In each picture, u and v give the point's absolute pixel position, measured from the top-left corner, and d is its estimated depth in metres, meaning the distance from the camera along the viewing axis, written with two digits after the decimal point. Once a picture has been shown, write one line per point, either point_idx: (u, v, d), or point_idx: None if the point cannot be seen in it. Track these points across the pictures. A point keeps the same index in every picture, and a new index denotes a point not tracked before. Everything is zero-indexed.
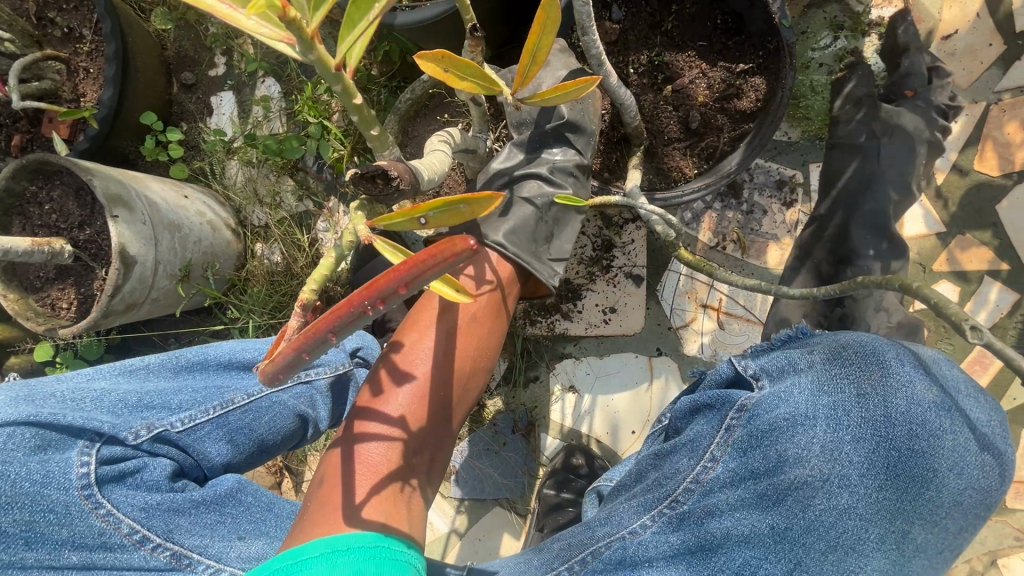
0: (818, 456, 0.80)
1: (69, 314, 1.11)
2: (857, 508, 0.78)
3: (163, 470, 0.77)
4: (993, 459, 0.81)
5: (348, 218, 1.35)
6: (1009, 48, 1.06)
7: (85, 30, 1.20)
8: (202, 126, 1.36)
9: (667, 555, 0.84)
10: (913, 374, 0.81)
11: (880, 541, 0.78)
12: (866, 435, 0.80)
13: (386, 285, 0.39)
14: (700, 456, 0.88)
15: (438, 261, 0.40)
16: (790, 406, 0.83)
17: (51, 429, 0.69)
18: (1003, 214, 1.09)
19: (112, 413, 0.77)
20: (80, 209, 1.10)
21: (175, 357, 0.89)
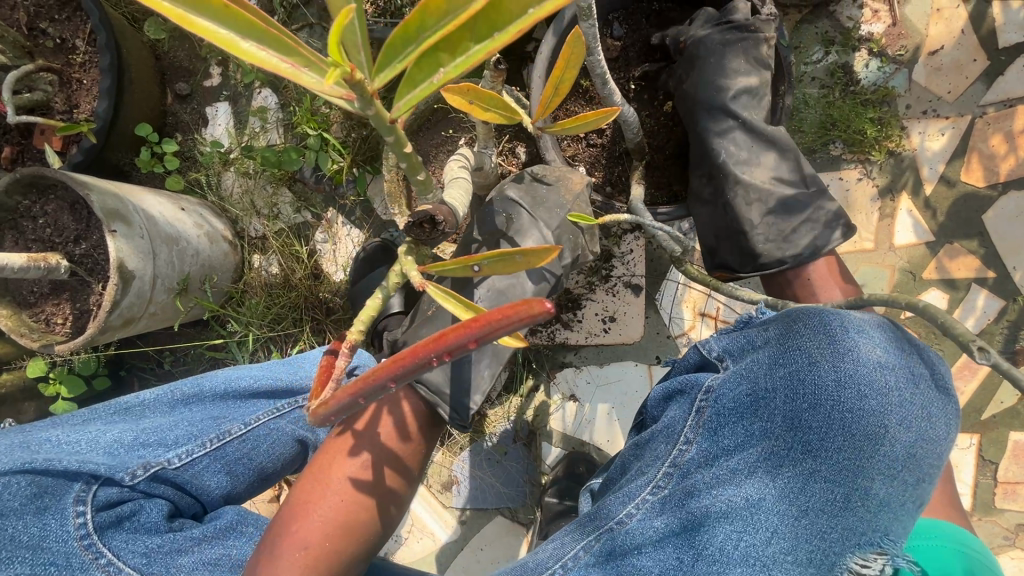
0: (777, 425, 0.76)
1: (64, 330, 1.09)
2: (821, 472, 0.73)
3: (161, 511, 0.76)
4: (948, 406, 0.76)
5: (348, 229, 1.36)
6: (993, 63, 1.10)
7: (78, 41, 1.18)
8: (198, 137, 1.35)
9: (654, 541, 0.78)
10: (860, 334, 0.77)
11: (848, 503, 0.71)
12: (822, 400, 0.74)
13: (454, 339, 0.36)
14: (675, 440, 0.82)
15: (512, 320, 0.35)
16: (750, 381, 0.79)
17: (45, 476, 0.67)
18: (988, 224, 1.12)
19: (108, 455, 0.74)
20: (76, 223, 1.09)
21: (168, 390, 0.85)
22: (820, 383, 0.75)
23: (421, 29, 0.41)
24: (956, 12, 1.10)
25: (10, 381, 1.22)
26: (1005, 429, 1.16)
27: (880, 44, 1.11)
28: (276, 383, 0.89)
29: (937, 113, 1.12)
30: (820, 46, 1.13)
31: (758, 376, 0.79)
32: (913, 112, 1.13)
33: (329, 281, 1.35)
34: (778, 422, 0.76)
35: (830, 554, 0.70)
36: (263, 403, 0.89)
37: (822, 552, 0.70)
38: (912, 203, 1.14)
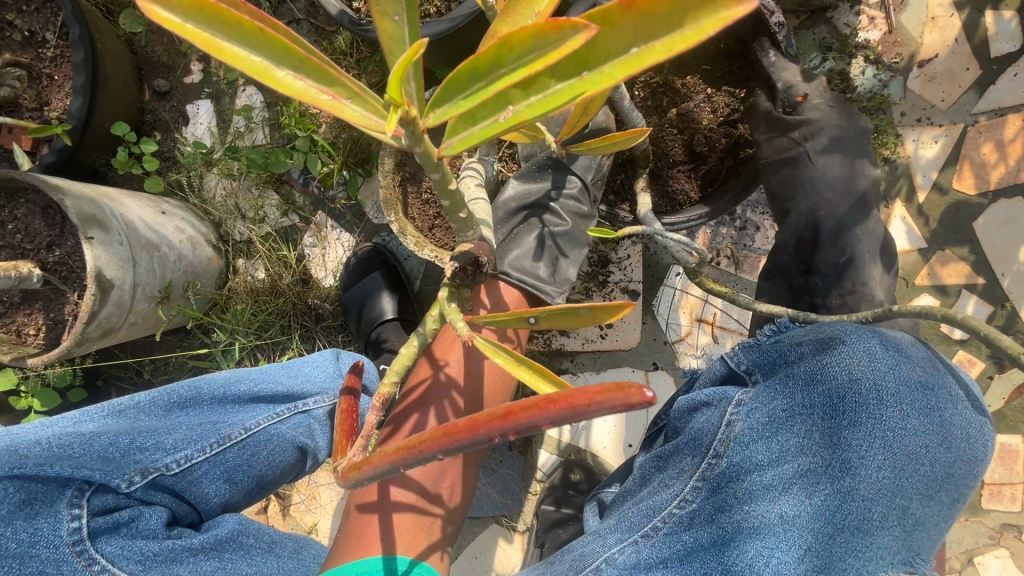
0: (816, 441, 0.76)
1: (37, 341, 1.03)
2: (860, 490, 0.72)
3: (160, 518, 0.70)
4: (975, 431, 0.79)
5: (337, 233, 1.32)
6: (985, 72, 1.11)
7: (49, 34, 1.11)
8: (178, 136, 1.29)
9: (680, 555, 0.77)
10: (898, 354, 0.78)
11: (884, 519, 0.72)
12: (861, 418, 0.75)
13: (523, 423, 0.26)
14: (703, 452, 0.82)
15: (595, 411, 0.26)
16: (788, 397, 0.80)
17: (35, 482, 0.61)
18: (978, 231, 1.14)
19: (102, 458, 0.67)
20: (49, 228, 1.03)
21: (164, 392, 0.80)
22: (860, 401, 0.75)
23: (495, 61, 0.29)
24: (949, 21, 1.11)
25: None
26: None
27: (877, 51, 1.12)
28: (276, 389, 0.87)
29: (931, 121, 1.13)
30: (817, 52, 1.12)
31: (795, 392, 0.79)
32: (907, 120, 1.13)
33: (318, 287, 1.30)
34: (815, 439, 0.76)
35: (864, 573, 0.70)
36: (263, 408, 0.85)
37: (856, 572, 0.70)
38: (906, 211, 1.15)
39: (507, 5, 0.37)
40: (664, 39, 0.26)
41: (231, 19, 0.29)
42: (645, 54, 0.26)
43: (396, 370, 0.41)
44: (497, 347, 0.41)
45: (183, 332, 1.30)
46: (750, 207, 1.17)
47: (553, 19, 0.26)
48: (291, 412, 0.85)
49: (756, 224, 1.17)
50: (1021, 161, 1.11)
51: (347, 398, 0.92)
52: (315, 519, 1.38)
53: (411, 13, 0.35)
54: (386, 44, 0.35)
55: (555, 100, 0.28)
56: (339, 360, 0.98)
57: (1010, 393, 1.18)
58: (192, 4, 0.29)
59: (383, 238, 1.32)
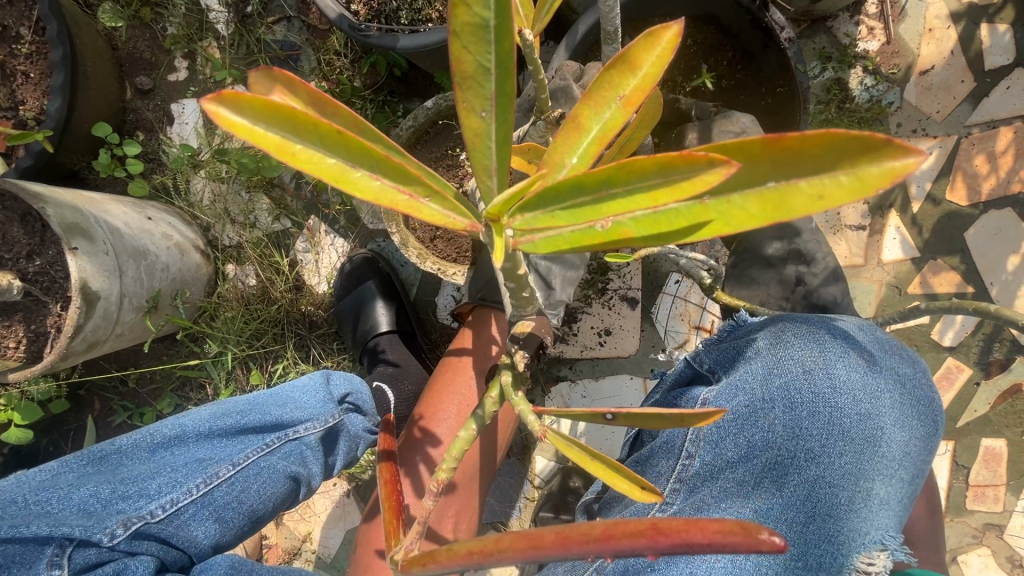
0: (779, 434, 0.75)
1: (17, 355, 0.98)
2: (825, 479, 0.73)
3: (147, 567, 0.65)
4: (928, 407, 0.80)
5: (331, 238, 1.29)
6: (979, 85, 1.13)
7: (22, 29, 1.05)
8: (163, 137, 1.24)
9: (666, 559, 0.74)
10: (846, 344, 0.79)
11: (850, 503, 0.73)
12: (819, 408, 0.75)
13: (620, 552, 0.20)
14: (677, 455, 0.79)
15: (718, 554, 0.19)
16: (747, 392, 0.78)
17: (10, 543, 0.58)
18: (969, 241, 1.16)
19: (82, 512, 0.65)
20: (28, 236, 0.98)
21: (146, 433, 0.76)
22: (816, 391, 0.76)
23: (606, 181, 0.26)
24: (946, 33, 1.13)
25: None
26: (977, 436, 1.22)
27: (875, 62, 1.12)
28: (264, 419, 0.83)
29: (926, 132, 1.14)
30: (817, 61, 1.13)
31: (754, 387, 0.78)
32: (903, 130, 1.15)
33: (311, 293, 1.27)
34: (780, 431, 0.75)
35: (836, 555, 0.71)
36: (252, 439, 0.82)
37: (829, 555, 0.71)
38: (900, 221, 1.17)
39: (591, 85, 0.32)
40: (814, 179, 0.22)
41: (302, 118, 0.27)
42: (787, 193, 0.23)
43: (456, 454, 0.33)
44: (568, 442, 0.36)
45: (171, 340, 1.26)
46: None
47: (683, 152, 0.23)
48: (280, 441, 0.83)
49: None
50: (1012, 173, 1.14)
51: (339, 422, 0.90)
52: (310, 528, 1.36)
53: (501, 110, 0.30)
54: (472, 141, 0.30)
55: (669, 223, 0.25)
56: (328, 382, 0.93)
57: (995, 398, 1.21)
58: (258, 104, 0.26)
59: (378, 244, 1.29)
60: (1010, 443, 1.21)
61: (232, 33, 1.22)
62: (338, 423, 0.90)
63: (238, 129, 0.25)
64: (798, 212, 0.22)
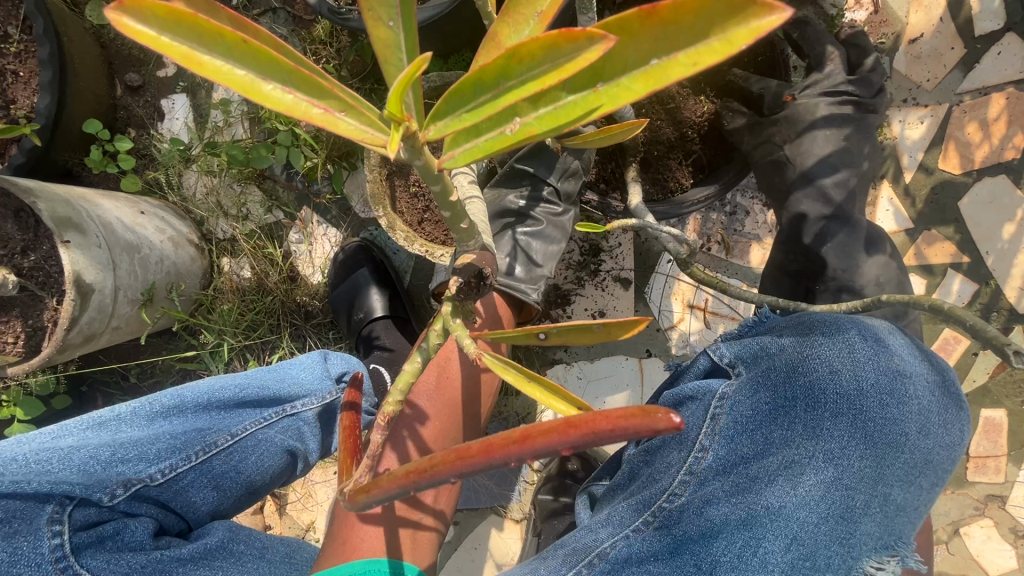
0: (800, 433, 0.74)
1: (16, 350, 0.99)
2: (842, 480, 0.72)
3: (146, 529, 0.67)
4: (952, 415, 0.78)
5: (323, 229, 1.30)
6: (969, 52, 1.12)
7: (10, 28, 1.07)
8: (154, 133, 1.25)
9: (671, 549, 0.73)
10: (876, 345, 0.76)
11: (865, 506, 0.71)
12: (842, 409, 0.73)
13: (544, 447, 0.21)
14: (690, 446, 0.78)
15: (626, 435, 0.20)
16: (769, 388, 0.77)
17: (14, 498, 0.60)
18: (963, 210, 1.15)
19: (83, 472, 0.67)
20: (22, 232, 0.99)
21: (148, 404, 0.79)
22: (838, 392, 0.74)
23: (501, 74, 0.26)
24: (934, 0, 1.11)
25: None
26: (977, 406, 1.21)
27: (863, 32, 1.11)
28: (262, 393, 0.85)
29: (917, 102, 1.13)
30: None
31: (777, 384, 0.77)
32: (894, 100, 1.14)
33: (306, 284, 1.28)
34: (799, 429, 0.74)
35: (847, 557, 0.71)
36: (250, 412, 0.84)
37: (840, 556, 0.71)
38: (892, 192, 1.16)
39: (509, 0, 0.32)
40: (688, 51, 0.23)
41: (211, 30, 0.28)
42: (667, 69, 0.24)
43: (405, 386, 0.35)
44: (506, 365, 0.35)
45: (169, 334, 1.28)
46: (739, 191, 1.17)
47: (566, 30, 0.23)
48: (278, 415, 0.85)
49: (745, 208, 1.18)
50: (1006, 140, 1.12)
51: (336, 399, 0.92)
52: (313, 517, 1.38)
53: (405, 17, 0.31)
54: (380, 50, 0.31)
55: (566, 115, 0.26)
56: (326, 361, 0.96)
57: (993, 368, 1.20)
58: (165, 12, 0.27)
59: (371, 233, 1.30)
60: (1010, 414, 1.20)
61: None
62: (335, 400, 0.92)
63: (144, 37, 0.26)
64: (673, 82, 0.23)
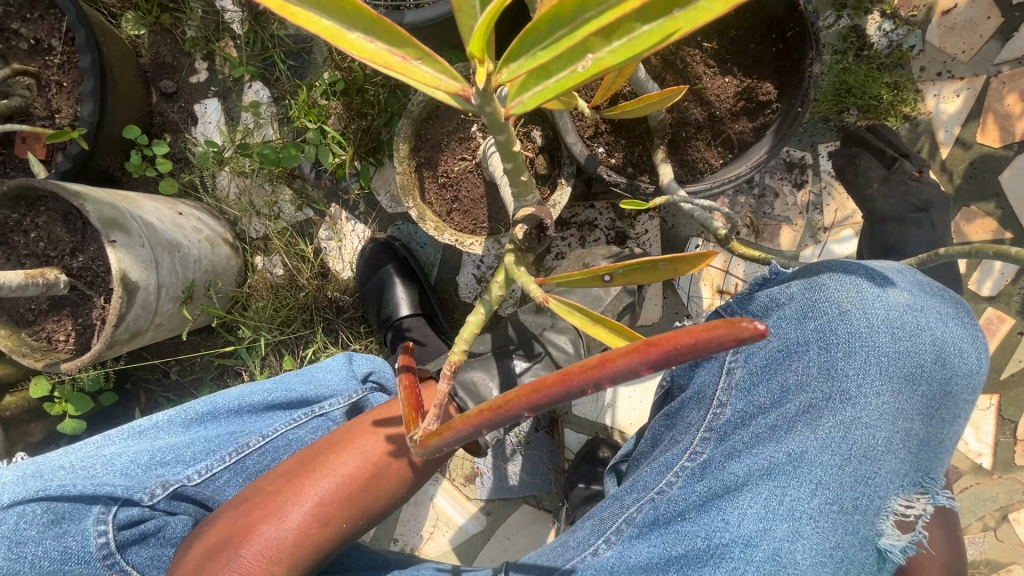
0: (814, 376, 0.72)
1: (68, 347, 1.05)
2: (862, 419, 0.70)
3: (184, 526, 0.74)
4: (970, 343, 0.75)
5: (351, 225, 1.32)
6: (1006, 21, 1.08)
7: (54, 40, 1.13)
8: (189, 137, 1.30)
9: (698, 507, 0.72)
10: (884, 282, 0.74)
11: (888, 443, 0.69)
12: (854, 348, 0.71)
13: (623, 366, 0.25)
14: (707, 403, 0.77)
15: (712, 345, 0.24)
16: (782, 337, 0.75)
17: (62, 501, 0.65)
18: (1004, 185, 1.11)
19: (125, 475, 0.72)
20: (71, 235, 1.04)
21: (189, 406, 0.81)
22: (849, 331, 0.72)
23: (580, 7, 0.34)
24: None
25: (15, 404, 1.18)
26: None
27: (893, 5, 1.09)
28: (291, 394, 0.85)
29: (952, 74, 1.10)
30: (832, 10, 1.10)
31: (788, 331, 0.75)
32: (928, 75, 1.11)
33: (337, 280, 1.31)
34: (814, 372, 0.72)
35: (875, 497, 0.69)
36: (281, 414, 0.85)
37: (866, 497, 0.69)
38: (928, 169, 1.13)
39: None
40: None
41: None
42: None
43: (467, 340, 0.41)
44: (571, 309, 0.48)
45: (207, 331, 1.32)
46: (767, 173, 1.16)
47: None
48: (308, 416, 0.85)
49: (774, 189, 1.17)
50: None
51: (365, 397, 0.90)
52: None
53: None
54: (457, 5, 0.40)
55: (643, 41, 0.32)
56: (353, 362, 0.94)
57: None
58: None
59: (398, 227, 1.32)
60: None
61: (247, 34, 1.27)
62: (363, 399, 0.90)
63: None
64: None
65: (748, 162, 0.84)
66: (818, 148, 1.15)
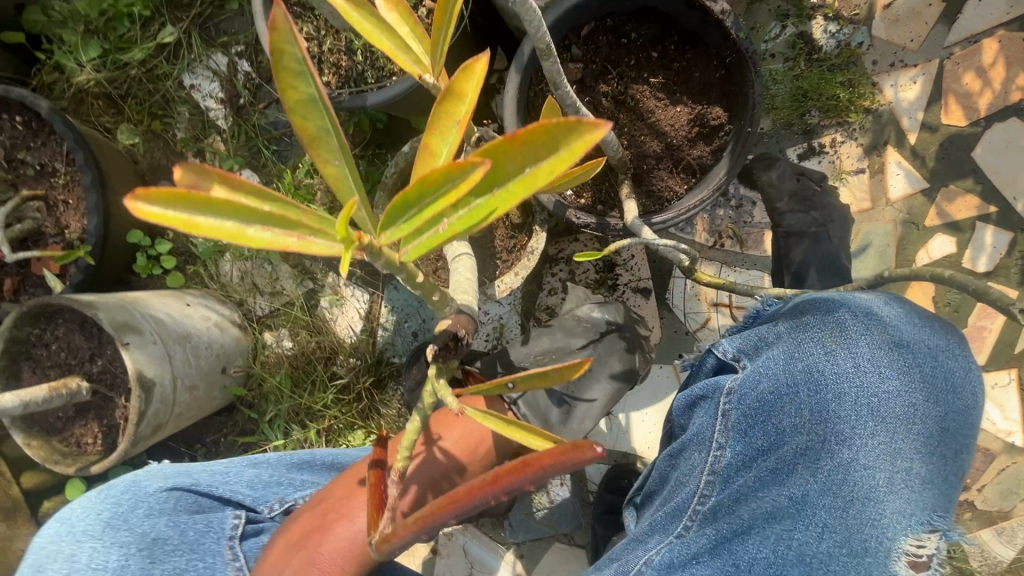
0: (806, 418, 0.74)
1: (96, 448, 1.10)
2: (858, 461, 0.71)
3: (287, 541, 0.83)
4: (964, 378, 0.75)
5: (351, 290, 1.37)
6: (948, 5, 1.11)
7: (57, 163, 1.23)
8: (189, 231, 1.38)
9: (709, 553, 0.74)
10: (869, 320, 0.75)
11: (888, 484, 0.70)
12: (843, 390, 0.73)
13: (510, 483, 0.35)
14: (708, 446, 0.78)
15: (564, 463, 0.34)
16: (771, 377, 0.76)
17: (204, 497, 0.81)
18: (979, 160, 1.12)
19: (251, 487, 0.84)
20: (88, 341, 1.10)
21: (260, 459, 0.91)
22: (838, 373, 0.73)
23: (420, 196, 0.40)
24: None
25: (52, 510, 1.23)
26: None
27: (834, 8, 1.13)
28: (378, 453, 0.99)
29: (905, 63, 1.12)
30: (775, 22, 1.14)
31: (779, 372, 0.76)
32: (881, 67, 1.13)
33: (343, 344, 1.36)
34: (806, 415, 0.74)
35: (883, 539, 0.69)
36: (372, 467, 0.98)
37: (874, 539, 0.69)
38: (899, 156, 1.14)
39: (433, 120, 0.47)
40: (548, 162, 0.36)
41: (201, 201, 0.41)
42: (534, 174, 0.36)
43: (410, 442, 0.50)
44: (488, 415, 0.50)
45: (227, 411, 1.37)
46: (740, 184, 1.18)
47: (455, 163, 0.37)
48: None
49: (751, 198, 1.19)
50: (1007, 82, 1.10)
51: None
52: None
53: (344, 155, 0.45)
54: (333, 180, 0.45)
55: (478, 218, 0.39)
56: None
57: None
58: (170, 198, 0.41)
59: (395, 286, 1.37)
60: None
61: (232, 128, 1.36)
62: None
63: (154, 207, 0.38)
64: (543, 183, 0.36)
65: (711, 186, 0.87)
66: (786, 153, 1.17)
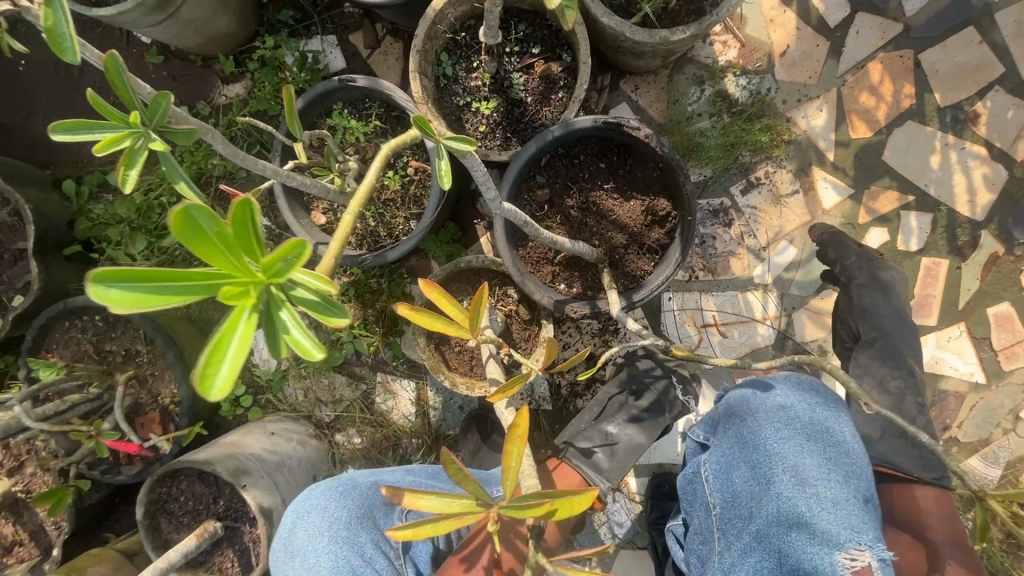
0: (741, 474, 0.97)
1: (235, 570, 1.35)
2: (782, 493, 0.90)
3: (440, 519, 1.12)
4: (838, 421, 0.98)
5: (398, 382, 1.61)
6: (833, 41, 1.31)
7: (139, 344, 1.47)
8: (252, 367, 1.62)
9: None
10: (757, 394, 1.04)
11: (808, 507, 0.87)
12: (753, 444, 0.97)
13: None
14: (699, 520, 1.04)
15: None
16: (714, 456, 1.04)
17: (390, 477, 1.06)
18: (890, 161, 1.32)
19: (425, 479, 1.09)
20: (208, 487, 1.35)
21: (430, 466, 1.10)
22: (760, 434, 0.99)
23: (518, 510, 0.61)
24: (785, 17, 1.32)
25: None
26: (984, 308, 1.34)
27: (740, 66, 1.34)
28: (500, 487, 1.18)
29: (809, 96, 1.33)
30: (694, 88, 1.35)
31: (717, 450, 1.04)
32: (790, 104, 1.33)
33: (404, 430, 1.59)
34: (743, 474, 0.97)
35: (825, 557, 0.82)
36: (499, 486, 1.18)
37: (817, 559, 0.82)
38: (824, 172, 1.34)
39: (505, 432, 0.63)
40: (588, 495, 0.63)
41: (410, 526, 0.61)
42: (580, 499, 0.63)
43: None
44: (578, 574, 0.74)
45: None
46: (699, 225, 1.40)
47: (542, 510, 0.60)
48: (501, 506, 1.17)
49: (710, 234, 1.40)
50: (897, 93, 1.30)
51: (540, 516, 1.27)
52: None
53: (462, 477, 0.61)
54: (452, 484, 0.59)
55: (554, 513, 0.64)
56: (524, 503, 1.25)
57: (981, 272, 1.33)
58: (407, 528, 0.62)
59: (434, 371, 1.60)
60: (1015, 303, 1.33)
61: None
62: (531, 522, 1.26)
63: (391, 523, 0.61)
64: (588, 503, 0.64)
65: (673, 264, 1.09)
66: (730, 191, 1.38)
